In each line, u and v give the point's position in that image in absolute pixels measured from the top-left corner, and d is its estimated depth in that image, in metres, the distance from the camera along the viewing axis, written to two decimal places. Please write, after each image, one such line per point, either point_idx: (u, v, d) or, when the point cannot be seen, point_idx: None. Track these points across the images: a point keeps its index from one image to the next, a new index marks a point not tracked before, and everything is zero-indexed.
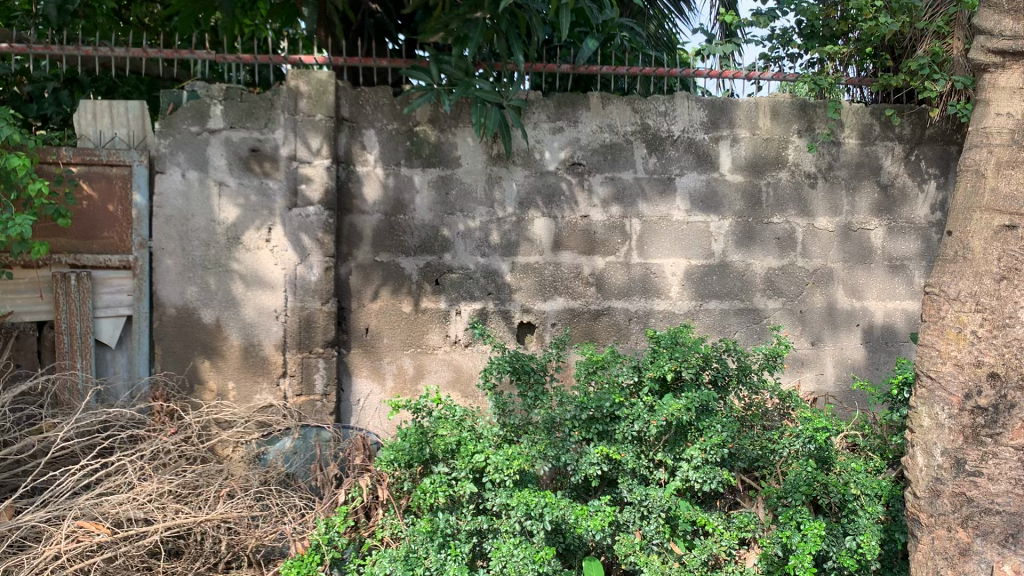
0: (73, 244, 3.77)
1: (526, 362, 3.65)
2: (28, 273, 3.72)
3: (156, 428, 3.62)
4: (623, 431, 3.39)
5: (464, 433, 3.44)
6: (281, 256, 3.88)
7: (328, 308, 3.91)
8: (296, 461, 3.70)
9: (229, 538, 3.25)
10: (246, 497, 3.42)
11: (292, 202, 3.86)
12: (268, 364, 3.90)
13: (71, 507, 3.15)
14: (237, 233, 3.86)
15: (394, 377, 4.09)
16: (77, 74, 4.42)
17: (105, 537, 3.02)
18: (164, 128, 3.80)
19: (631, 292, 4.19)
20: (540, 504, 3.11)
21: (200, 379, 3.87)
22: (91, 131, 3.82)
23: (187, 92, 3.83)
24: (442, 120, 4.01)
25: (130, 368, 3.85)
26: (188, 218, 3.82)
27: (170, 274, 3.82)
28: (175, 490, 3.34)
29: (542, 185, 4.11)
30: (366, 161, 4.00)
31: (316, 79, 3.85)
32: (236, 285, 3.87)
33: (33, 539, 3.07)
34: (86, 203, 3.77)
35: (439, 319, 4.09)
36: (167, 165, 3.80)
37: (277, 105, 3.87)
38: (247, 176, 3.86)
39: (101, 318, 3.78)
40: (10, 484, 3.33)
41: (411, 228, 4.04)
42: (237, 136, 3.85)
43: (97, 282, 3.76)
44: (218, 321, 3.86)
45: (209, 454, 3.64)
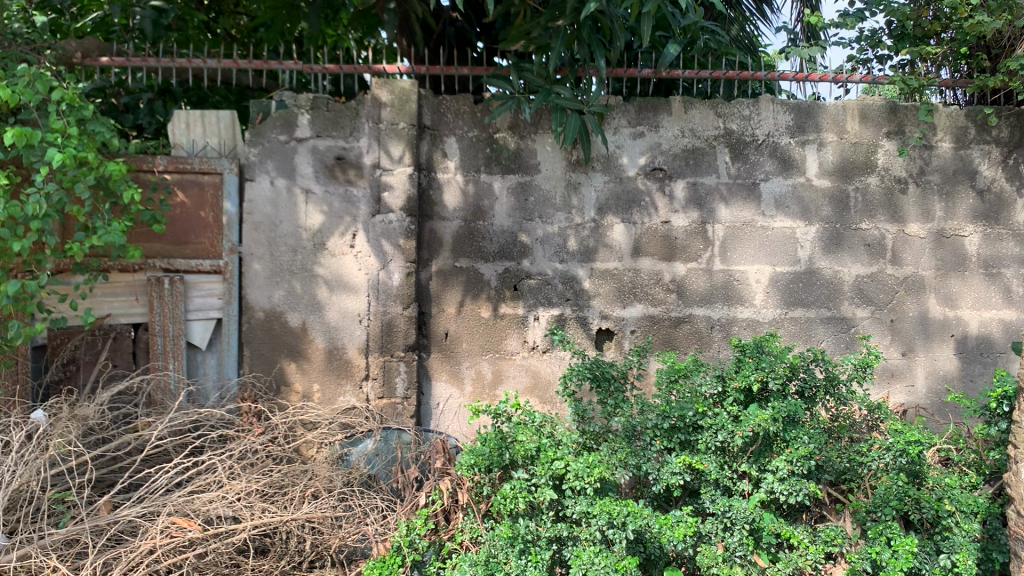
0: (167, 249, 3.89)
1: (606, 369, 3.59)
2: (125, 277, 3.85)
3: (244, 429, 3.71)
4: (706, 442, 3.35)
5: (544, 439, 3.39)
6: (364, 262, 3.95)
7: (409, 313, 3.96)
8: (378, 462, 3.75)
9: (314, 537, 3.33)
10: (330, 497, 3.47)
11: (375, 209, 3.94)
12: (351, 367, 3.98)
13: (165, 504, 3.22)
14: (322, 239, 3.95)
15: (473, 382, 4.12)
16: (171, 86, 4.60)
17: (197, 534, 3.08)
18: (254, 136, 3.92)
19: (713, 299, 4.12)
20: (623, 513, 3.10)
21: (287, 380, 3.97)
22: (184, 140, 3.95)
23: (275, 101, 3.94)
24: (522, 127, 4.04)
25: (219, 370, 3.97)
26: (276, 225, 3.93)
27: (258, 278, 3.93)
28: (262, 489, 3.40)
29: (623, 191, 4.08)
30: (447, 168, 4.04)
31: (400, 88, 3.92)
32: (321, 290, 3.95)
33: (130, 534, 3.14)
34: (180, 209, 3.89)
35: (517, 325, 4.10)
36: (257, 173, 3.92)
37: (362, 114, 3.95)
38: (332, 184, 3.95)
39: (193, 320, 3.91)
40: (108, 479, 3.44)
41: (490, 234, 4.07)
42: (323, 145, 3.95)
43: (189, 286, 3.90)
44: (304, 325, 3.96)
45: (295, 455, 3.70)
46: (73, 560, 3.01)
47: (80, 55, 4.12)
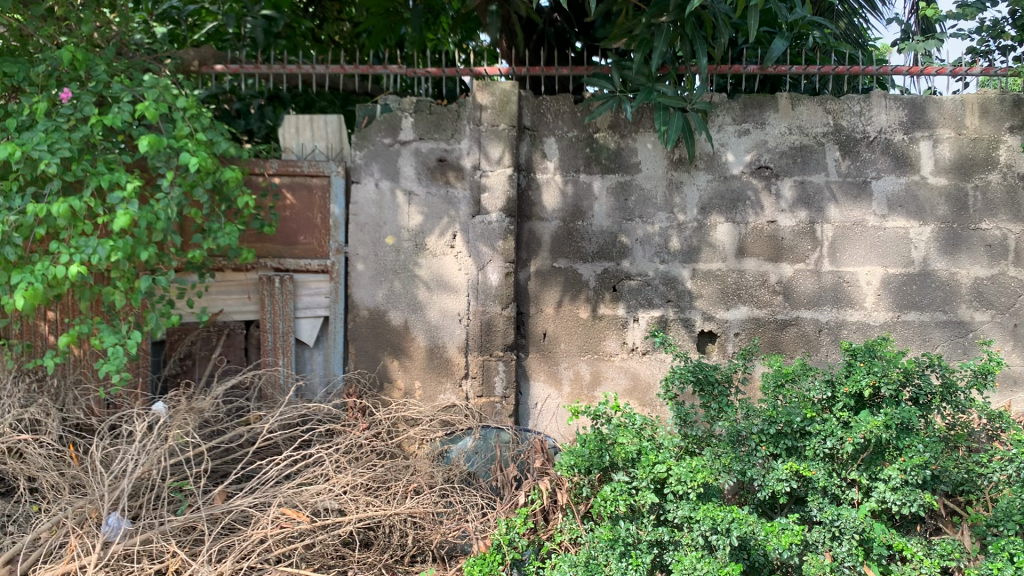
0: (278, 249, 4.03)
1: (710, 372, 3.54)
2: (239, 276, 4.02)
3: (350, 423, 3.79)
4: (814, 448, 3.26)
5: (645, 442, 3.37)
6: (464, 262, 4.00)
7: (508, 312, 3.99)
8: (477, 460, 3.80)
9: (416, 532, 3.38)
10: (431, 493, 3.52)
11: (475, 210, 3.98)
12: (451, 365, 4.04)
13: (276, 495, 3.31)
14: (423, 240, 4.01)
15: (571, 383, 4.11)
16: (280, 91, 4.77)
17: (306, 526, 3.17)
18: (360, 140, 4.03)
19: (821, 301, 4.00)
20: (727, 519, 3.04)
21: (389, 377, 4.05)
22: (294, 143, 4.08)
23: (380, 105, 4.04)
24: (623, 127, 4.01)
25: (326, 366, 4.09)
26: (380, 226, 4.02)
27: (363, 278, 4.03)
28: (367, 483, 3.47)
29: (726, 190, 4.01)
30: (546, 169, 4.05)
31: (500, 90, 3.94)
32: (422, 290, 4.02)
33: (243, 522, 3.25)
34: (290, 211, 4.02)
35: (617, 326, 4.07)
36: (362, 175, 4.02)
37: (463, 116, 4.00)
38: (434, 186, 4.02)
39: (301, 318, 4.05)
40: (221, 470, 3.58)
41: (590, 235, 4.05)
42: (425, 147, 4.02)
43: (298, 285, 4.03)
44: (406, 323, 4.03)
45: (397, 450, 3.77)
46: (190, 546, 3.14)
47: (197, 63, 4.30)
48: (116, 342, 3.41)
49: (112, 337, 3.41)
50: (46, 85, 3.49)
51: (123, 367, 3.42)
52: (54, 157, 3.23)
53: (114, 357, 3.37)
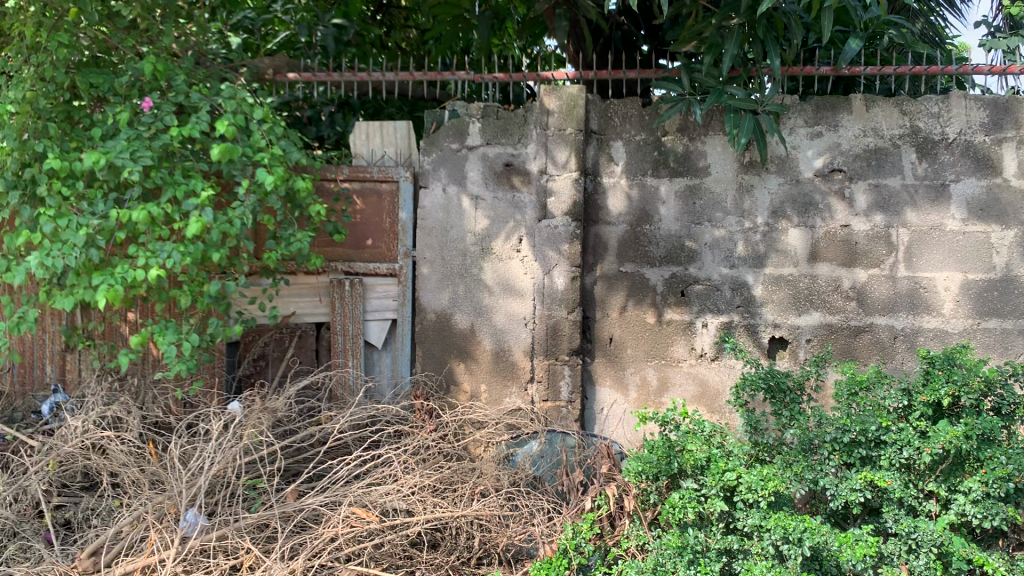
0: (349, 253, 4.13)
1: (782, 379, 3.48)
2: (310, 279, 4.12)
3: (417, 425, 3.84)
4: (890, 458, 3.18)
5: (714, 450, 3.33)
6: (530, 266, 4.01)
7: (573, 317, 3.98)
8: (543, 464, 3.80)
9: (482, 535, 3.40)
10: (498, 496, 3.53)
11: (541, 214, 3.98)
12: (517, 369, 4.05)
13: (347, 494, 3.36)
14: (489, 244, 4.04)
15: (638, 389, 4.09)
16: (349, 98, 4.87)
17: (375, 526, 3.21)
18: (428, 145, 4.07)
19: (896, 307, 3.90)
20: (799, 529, 2.97)
21: (456, 380, 4.09)
22: (365, 150, 4.20)
23: (448, 111, 4.08)
24: (691, 129, 3.97)
25: (394, 368, 4.18)
26: (447, 230, 4.06)
27: (430, 282, 4.08)
28: (434, 484, 3.50)
29: (798, 194, 3.94)
30: (613, 173, 4.04)
31: (567, 94, 3.94)
32: (488, 294, 4.05)
33: (314, 521, 3.31)
34: (360, 216, 4.11)
35: (684, 331, 4.03)
36: (430, 180, 4.07)
37: (530, 121, 4.02)
38: (500, 190, 4.04)
39: (370, 321, 4.14)
40: (293, 469, 3.66)
41: (657, 239, 4.02)
42: (492, 152, 4.04)
43: (367, 288, 4.12)
44: (472, 327, 4.07)
45: (463, 453, 3.79)
46: (264, 543, 3.20)
47: (272, 72, 4.39)
48: (174, 341, 3.51)
49: (171, 336, 3.50)
50: (129, 94, 3.61)
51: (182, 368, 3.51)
52: (135, 164, 3.33)
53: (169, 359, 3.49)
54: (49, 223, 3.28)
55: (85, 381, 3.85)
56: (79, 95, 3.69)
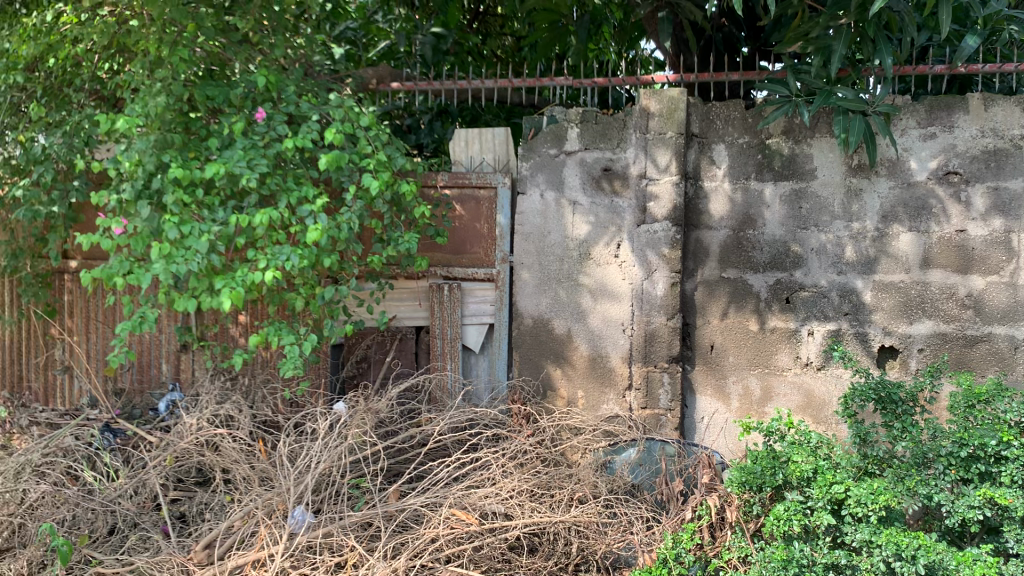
0: (447, 257, 4.19)
1: (894, 391, 3.35)
2: (410, 283, 4.21)
3: (515, 429, 3.85)
4: (1011, 474, 3.02)
5: (821, 461, 3.24)
6: (630, 271, 3.98)
7: (672, 323, 3.94)
8: (642, 472, 3.79)
9: (580, 541, 3.38)
10: (596, 503, 3.51)
11: (640, 218, 3.95)
12: (615, 376, 4.03)
13: (447, 496, 3.39)
14: (588, 249, 4.03)
15: (740, 398, 4.01)
16: (448, 106, 4.95)
17: (475, 528, 3.23)
18: (526, 151, 4.09)
19: (1017, 316, 3.71)
20: (913, 546, 2.88)
21: (553, 385, 4.11)
22: (463, 156, 4.26)
23: (547, 117, 4.08)
24: (797, 131, 3.88)
25: (490, 372, 4.21)
26: (545, 235, 4.08)
27: (528, 287, 4.11)
28: (532, 489, 3.49)
29: (909, 198, 3.80)
30: (715, 176, 3.98)
31: (668, 97, 3.90)
32: (586, 299, 4.04)
33: (415, 521, 3.36)
34: (458, 222, 4.17)
35: (789, 339, 3.93)
36: (528, 186, 4.09)
37: (630, 124, 3.99)
38: (599, 195, 4.02)
39: (468, 325, 4.19)
40: (395, 469, 3.73)
41: (760, 244, 3.94)
42: (591, 157, 4.03)
43: (465, 293, 4.17)
44: (569, 331, 4.07)
45: (561, 458, 3.78)
46: (367, 541, 3.27)
47: (376, 81, 4.51)
48: (293, 342, 3.62)
49: (289, 336, 3.62)
50: (243, 105, 3.77)
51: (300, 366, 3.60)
52: (253, 172, 3.47)
53: (291, 356, 3.56)
54: (174, 229, 3.42)
55: (200, 380, 4.02)
56: (196, 107, 3.86)
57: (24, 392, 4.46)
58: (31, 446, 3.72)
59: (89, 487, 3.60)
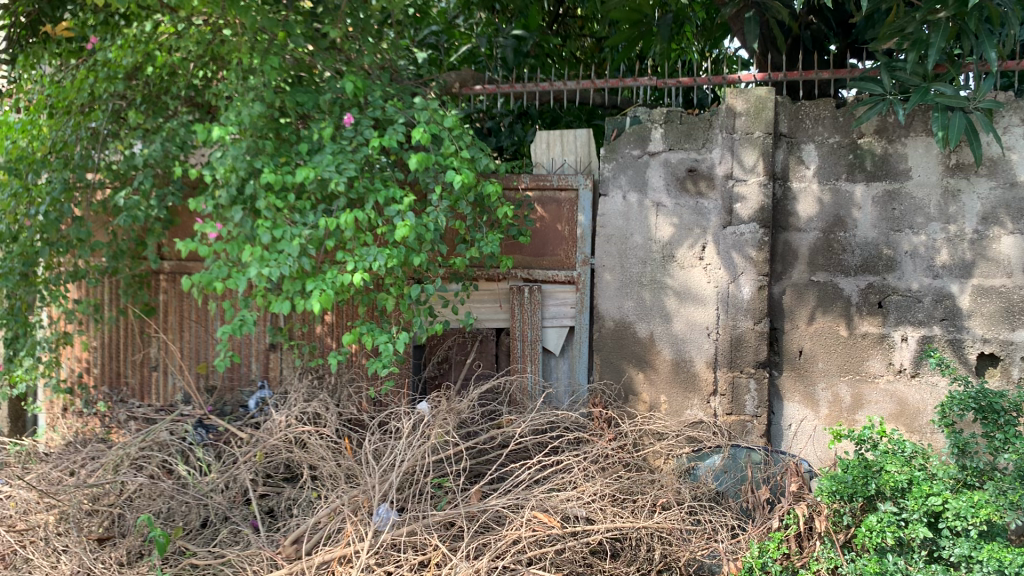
0: (528, 260, 4.20)
1: (996, 400, 3.21)
2: (491, 285, 4.24)
3: (596, 433, 3.82)
4: None
5: (917, 472, 3.13)
6: (714, 274, 3.92)
7: (759, 328, 3.86)
8: (727, 480, 3.68)
9: (663, 547, 3.34)
10: (680, 509, 3.46)
11: (726, 220, 3.88)
12: (699, 381, 3.97)
13: (529, 498, 3.39)
14: (671, 251, 3.98)
15: (830, 405, 3.90)
16: (529, 109, 4.96)
17: (558, 531, 3.21)
18: (609, 152, 4.06)
19: None
20: (1017, 562, 2.77)
21: (635, 390, 4.07)
22: (545, 159, 4.26)
23: (630, 118, 4.05)
24: (891, 130, 3.76)
25: (571, 375, 4.21)
26: (627, 237, 4.04)
27: (610, 289, 4.08)
28: (614, 493, 3.46)
29: (1012, 199, 3.63)
30: (803, 177, 3.88)
31: (755, 96, 3.82)
32: (670, 302, 3.99)
33: (497, 522, 3.36)
34: (540, 223, 4.17)
35: (881, 344, 3.81)
36: (610, 188, 4.06)
37: (716, 124, 3.92)
38: (683, 196, 3.97)
39: (548, 328, 4.19)
40: (476, 470, 3.74)
41: (852, 246, 3.82)
42: (675, 157, 3.98)
43: (546, 295, 4.18)
44: (651, 335, 4.03)
45: (644, 463, 3.74)
46: (450, 541, 3.28)
47: (459, 85, 4.55)
48: (386, 339, 3.68)
49: (382, 335, 3.69)
50: (331, 111, 3.85)
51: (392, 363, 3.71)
52: (341, 176, 3.54)
53: (385, 356, 3.67)
54: (267, 234, 3.53)
55: (289, 379, 4.13)
56: (286, 113, 3.96)
57: (121, 387, 4.65)
58: (130, 440, 3.87)
59: (183, 480, 3.72)
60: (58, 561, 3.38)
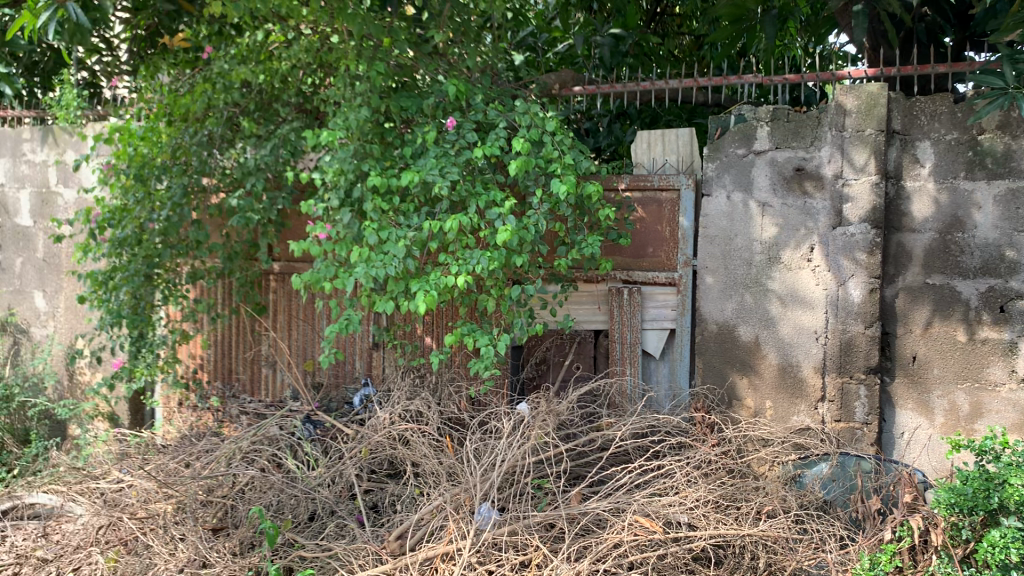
0: (627, 262, 4.20)
1: None
2: (590, 287, 4.24)
3: (699, 438, 3.76)
4: None
5: None
6: (823, 277, 3.80)
7: (870, 332, 3.73)
8: (834, 488, 3.56)
9: (769, 555, 3.26)
10: (786, 518, 3.37)
11: (836, 221, 3.76)
12: (806, 386, 3.87)
13: (630, 502, 3.36)
14: (777, 253, 3.88)
15: (946, 413, 3.74)
16: (628, 109, 4.93)
17: (660, 536, 3.17)
18: (712, 152, 4.01)
19: None
20: None
21: (738, 396, 3.99)
22: (646, 159, 4.23)
23: (734, 116, 3.97)
24: (1015, 125, 3.55)
25: (671, 379, 4.17)
26: (731, 239, 3.97)
27: (712, 291, 4.01)
28: (717, 500, 3.40)
29: None
30: (918, 175, 3.72)
31: (867, 92, 3.70)
32: (775, 305, 3.90)
33: (598, 525, 3.35)
34: (640, 224, 4.16)
35: (1002, 351, 3.62)
36: (713, 188, 4.00)
37: (824, 122, 3.80)
38: (790, 196, 3.86)
39: (648, 330, 4.17)
40: (576, 472, 3.74)
41: (971, 247, 3.65)
42: (782, 156, 3.88)
43: (646, 297, 4.16)
44: (756, 339, 3.94)
45: (748, 470, 3.66)
46: (551, 542, 3.29)
47: (559, 86, 4.54)
48: (487, 342, 3.74)
49: (483, 337, 3.74)
50: (434, 115, 3.91)
51: (494, 366, 3.76)
52: (444, 180, 3.60)
53: (486, 358, 3.72)
54: (373, 235, 3.62)
55: (392, 377, 4.22)
56: (390, 117, 4.05)
57: (233, 383, 4.86)
58: (243, 434, 4.03)
59: (292, 474, 3.84)
60: (176, 549, 3.52)
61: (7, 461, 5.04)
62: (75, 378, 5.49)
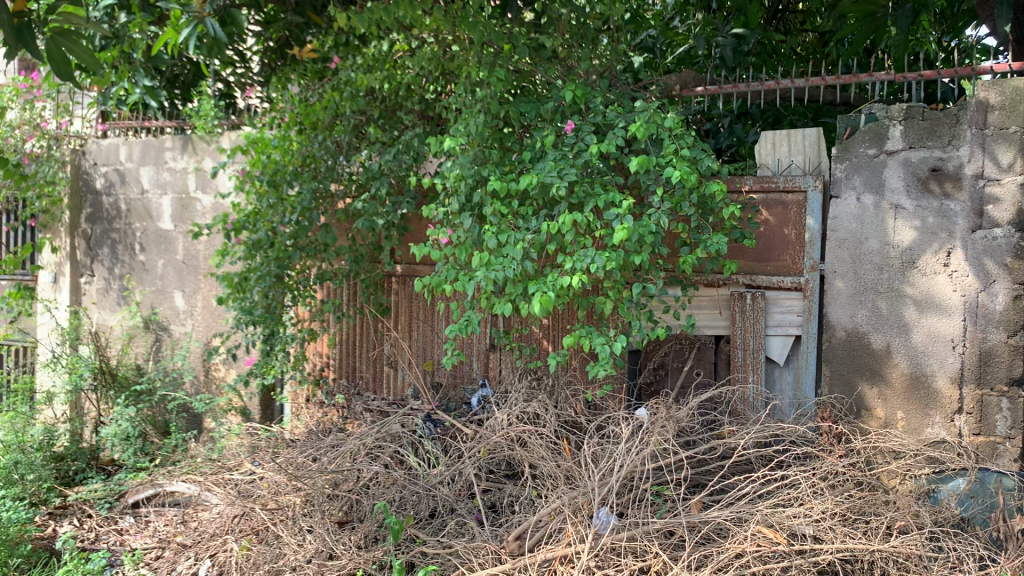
0: (751, 265, 4.11)
1: None
2: (711, 291, 4.19)
3: (825, 449, 3.63)
4: None
5: None
6: (962, 282, 3.61)
7: (1014, 341, 3.52)
8: (973, 506, 3.37)
9: (901, 573, 3.12)
10: (920, 535, 3.21)
11: (976, 224, 3.57)
12: (942, 397, 3.68)
13: (753, 513, 3.28)
14: (912, 257, 3.72)
15: None
16: (750, 109, 4.82)
17: (784, 548, 3.08)
18: (841, 152, 3.89)
19: None
20: None
21: (868, 405, 3.84)
22: (770, 160, 4.14)
23: (865, 115, 3.84)
24: None
25: (796, 387, 4.07)
26: (861, 242, 3.83)
27: (841, 297, 3.88)
28: (844, 513, 3.28)
29: None
30: None
31: (1012, 87, 3.49)
32: (910, 312, 3.73)
33: (720, 534, 3.29)
34: (764, 227, 4.07)
35: None
36: (842, 190, 3.88)
37: (963, 119, 3.61)
38: (926, 198, 3.69)
39: (772, 336, 4.08)
40: (696, 480, 3.69)
41: None
42: (916, 156, 3.71)
43: (770, 302, 4.07)
44: (888, 348, 3.78)
45: (878, 483, 3.51)
46: (671, 550, 3.25)
47: (679, 88, 4.48)
48: (603, 343, 3.72)
49: (600, 339, 3.73)
50: (553, 119, 3.94)
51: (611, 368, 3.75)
52: (562, 181, 3.61)
53: (603, 358, 3.71)
54: (493, 239, 3.67)
55: (510, 379, 4.27)
56: (510, 122, 4.10)
57: (357, 381, 5.03)
58: (367, 430, 4.16)
59: (413, 470, 3.94)
60: (304, 539, 3.67)
61: (151, 450, 5.36)
62: (211, 374, 5.80)
